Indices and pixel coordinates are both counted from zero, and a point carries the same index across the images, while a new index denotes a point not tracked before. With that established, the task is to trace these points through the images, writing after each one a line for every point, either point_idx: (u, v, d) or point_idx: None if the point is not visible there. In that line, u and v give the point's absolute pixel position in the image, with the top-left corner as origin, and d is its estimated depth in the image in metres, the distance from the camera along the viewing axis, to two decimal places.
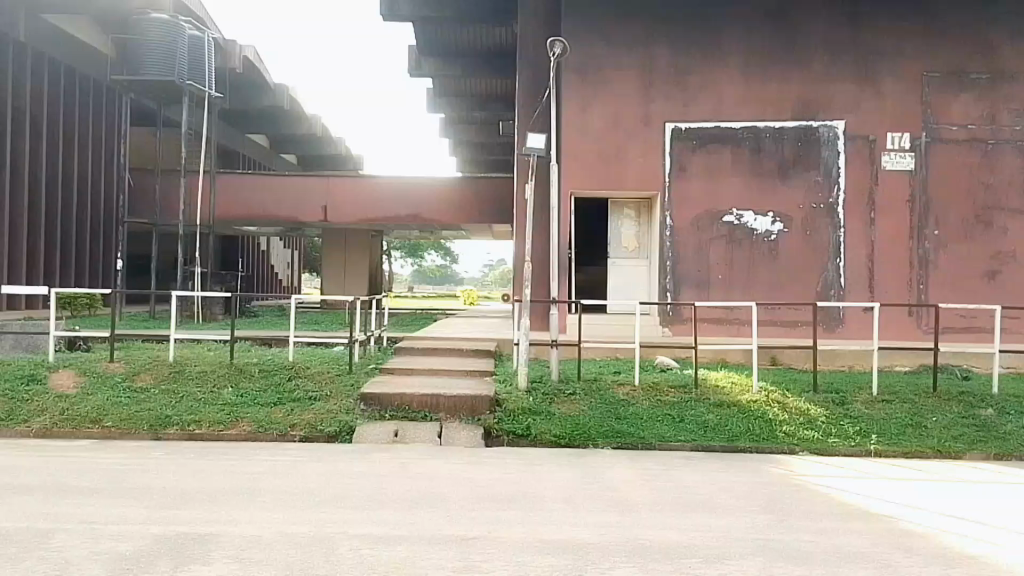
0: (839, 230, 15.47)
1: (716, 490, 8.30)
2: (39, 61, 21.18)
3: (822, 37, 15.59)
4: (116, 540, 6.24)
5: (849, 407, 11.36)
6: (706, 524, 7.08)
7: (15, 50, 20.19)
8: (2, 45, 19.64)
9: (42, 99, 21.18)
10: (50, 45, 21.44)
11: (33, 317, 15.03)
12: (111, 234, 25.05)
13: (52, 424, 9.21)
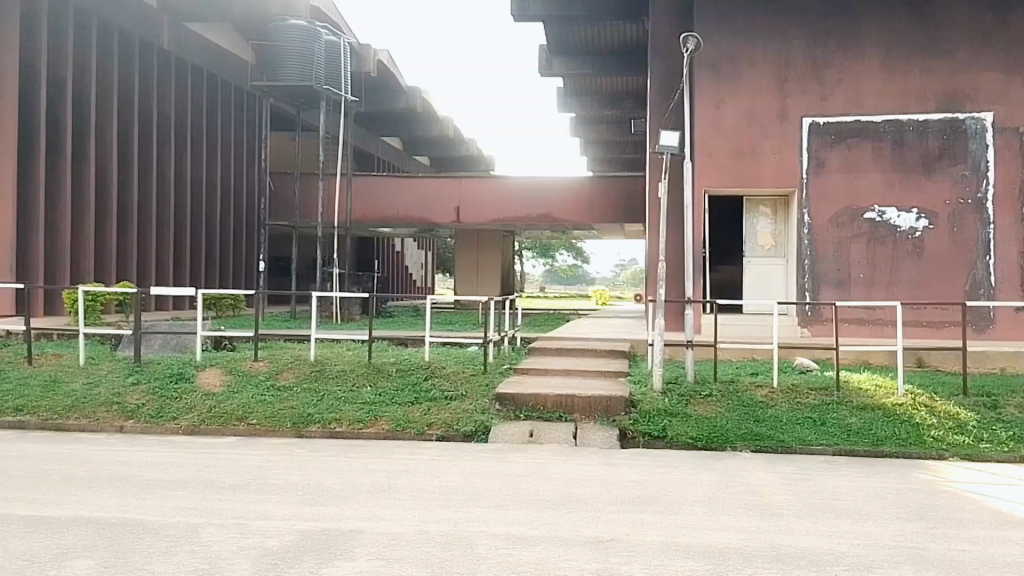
0: (988, 226, 14.12)
1: (864, 495, 7.54)
2: (184, 68, 22.46)
3: (967, 21, 14.31)
4: (263, 535, 6.25)
5: (1002, 411, 10.21)
6: (857, 530, 6.39)
7: (161, 58, 21.46)
8: (148, 53, 20.91)
9: (186, 104, 22.44)
10: (193, 53, 22.69)
11: (183, 317, 15.73)
12: (253, 237, 26.29)
13: (200, 421, 9.50)
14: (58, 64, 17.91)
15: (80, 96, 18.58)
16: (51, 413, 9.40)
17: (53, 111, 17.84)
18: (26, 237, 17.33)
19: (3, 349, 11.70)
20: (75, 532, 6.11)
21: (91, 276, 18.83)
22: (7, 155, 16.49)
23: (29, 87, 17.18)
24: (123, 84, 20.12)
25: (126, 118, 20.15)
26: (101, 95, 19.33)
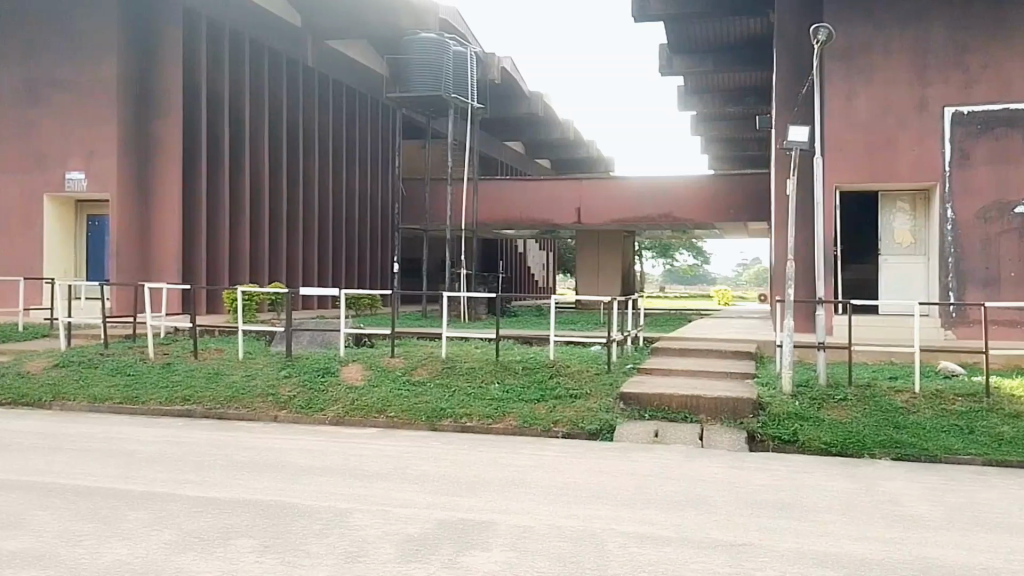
0: None
1: (1012, 509, 7.22)
2: (326, 82, 23.70)
3: None
4: (404, 522, 6.62)
5: None
6: (1004, 546, 6.16)
7: (306, 74, 22.72)
8: (295, 69, 22.20)
9: (328, 115, 23.67)
10: (333, 67, 23.93)
11: (326, 317, 15.99)
12: (387, 239, 27.41)
13: (344, 413, 10.09)
14: (217, 82, 19.27)
15: (236, 112, 19.92)
16: (214, 402, 10.23)
17: (213, 126, 19.22)
18: (190, 242, 18.73)
19: (173, 345, 12.78)
20: (237, 511, 6.61)
21: (246, 278, 20.13)
22: (176, 169, 17.88)
23: (193, 105, 18.58)
24: (274, 99, 21.43)
25: (275, 131, 21.43)
26: (254, 110, 20.64)
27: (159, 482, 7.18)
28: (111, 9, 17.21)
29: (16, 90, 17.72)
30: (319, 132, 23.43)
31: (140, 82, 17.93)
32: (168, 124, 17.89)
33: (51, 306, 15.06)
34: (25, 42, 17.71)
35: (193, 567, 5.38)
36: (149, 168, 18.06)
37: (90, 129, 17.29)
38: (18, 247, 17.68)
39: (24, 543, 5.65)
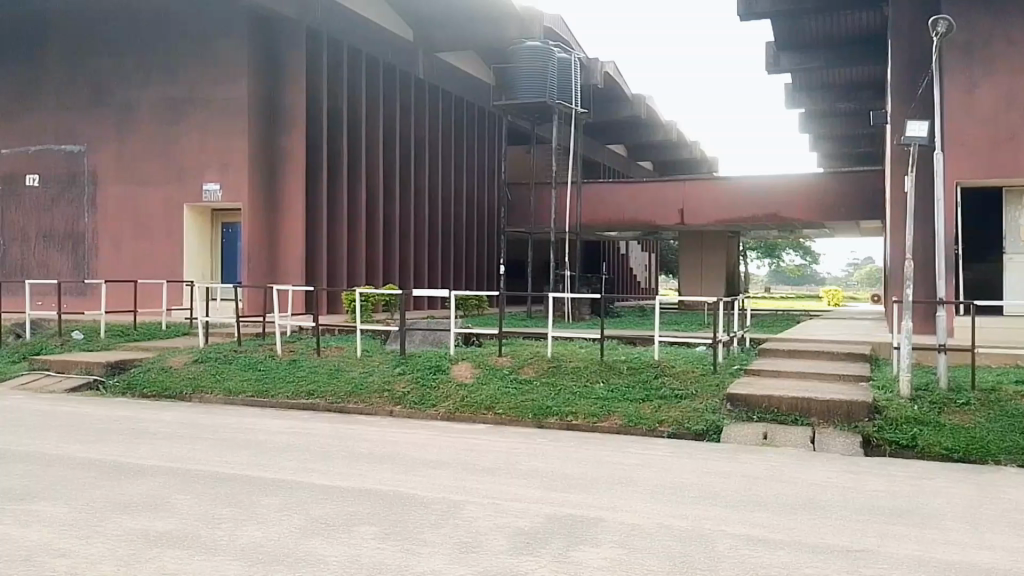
0: None
1: None
2: (435, 92, 24.41)
3: None
4: (515, 515, 6.77)
5: None
6: None
7: (416, 86, 23.47)
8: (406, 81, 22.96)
9: (437, 124, 24.39)
10: (441, 79, 24.65)
11: (434, 317, 16.53)
12: (493, 243, 27.95)
13: (455, 409, 10.45)
14: (337, 96, 20.14)
15: (354, 123, 20.76)
16: (335, 397, 10.78)
17: (333, 138, 20.10)
18: (313, 249, 19.63)
19: (297, 343, 13.46)
20: (358, 500, 6.91)
21: (363, 281, 20.92)
22: (298, 179, 18.79)
23: (314, 119, 19.48)
24: (387, 110, 22.18)
25: (390, 140, 22.21)
26: (370, 121, 21.46)
27: (288, 471, 7.62)
28: (243, 31, 18.27)
29: (157, 108, 18.96)
30: (429, 141, 24.14)
31: (268, 98, 18.94)
32: (293, 137, 18.85)
33: (190, 306, 16.01)
34: (165, 63, 18.94)
35: (320, 550, 5.63)
36: (275, 179, 19.05)
37: (223, 144, 18.37)
38: (158, 254, 18.88)
39: (170, 523, 6.07)
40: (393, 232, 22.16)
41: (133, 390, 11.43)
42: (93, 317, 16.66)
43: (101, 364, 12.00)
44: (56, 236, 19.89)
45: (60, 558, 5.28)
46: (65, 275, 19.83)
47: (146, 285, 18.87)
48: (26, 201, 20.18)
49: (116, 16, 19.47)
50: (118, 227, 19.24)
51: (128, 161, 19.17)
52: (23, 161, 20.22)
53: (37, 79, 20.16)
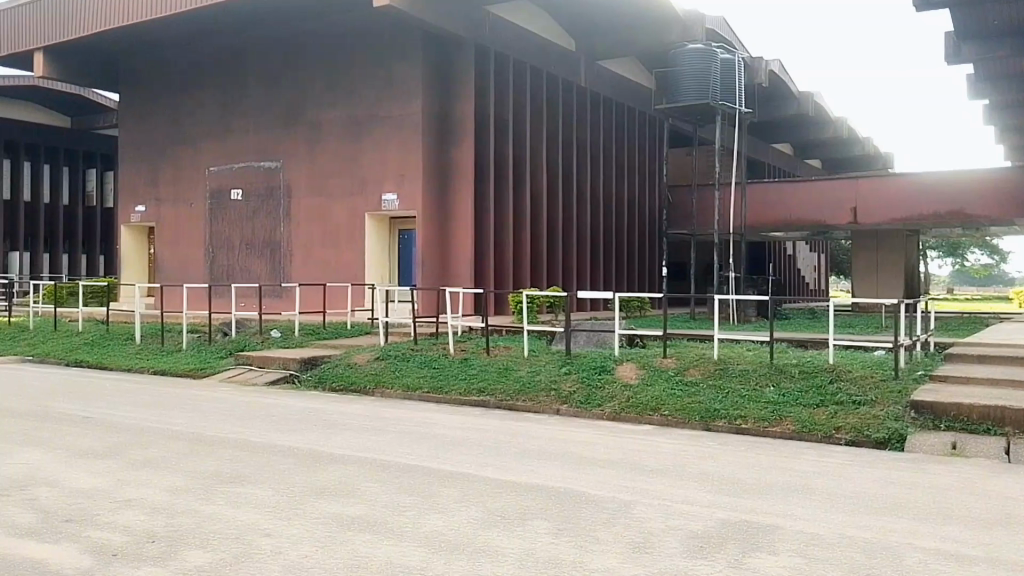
0: None
1: None
2: (598, 99, 24.65)
3: None
4: (688, 518, 6.68)
5: None
6: None
7: (579, 93, 23.79)
8: (569, 88, 23.30)
9: (599, 130, 24.61)
10: (604, 86, 24.84)
11: (598, 317, 18.04)
12: (655, 245, 27.90)
13: (621, 409, 10.50)
14: (504, 108, 20.74)
15: (520, 132, 21.28)
16: (505, 394, 11.11)
17: (500, 148, 20.70)
18: (483, 252, 20.28)
19: (468, 342, 13.99)
20: (530, 495, 7.09)
21: (528, 283, 21.40)
22: (468, 185, 19.53)
23: (482, 128, 20.13)
24: (550, 117, 22.59)
25: (554, 147, 22.60)
26: (534, 129, 21.94)
27: (464, 464, 7.95)
28: (417, 51, 19.21)
29: (343, 125, 20.23)
30: (591, 147, 24.40)
31: (440, 113, 19.80)
32: (463, 149, 19.61)
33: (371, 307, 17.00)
34: (349, 84, 20.19)
35: (498, 542, 5.82)
36: (447, 188, 19.86)
37: (401, 157, 19.33)
38: (344, 260, 20.14)
39: (360, 509, 6.49)
40: (557, 235, 22.52)
41: (323, 383, 12.26)
42: (288, 316, 18.05)
43: (296, 360, 12.97)
44: (256, 244, 21.63)
45: (266, 538, 5.78)
46: (264, 279, 21.51)
47: (334, 288, 20.16)
48: (231, 213, 22.06)
49: (305, 43, 20.99)
50: (310, 234, 20.68)
51: (318, 175, 20.58)
52: (229, 178, 22.12)
53: (240, 103, 22.03)
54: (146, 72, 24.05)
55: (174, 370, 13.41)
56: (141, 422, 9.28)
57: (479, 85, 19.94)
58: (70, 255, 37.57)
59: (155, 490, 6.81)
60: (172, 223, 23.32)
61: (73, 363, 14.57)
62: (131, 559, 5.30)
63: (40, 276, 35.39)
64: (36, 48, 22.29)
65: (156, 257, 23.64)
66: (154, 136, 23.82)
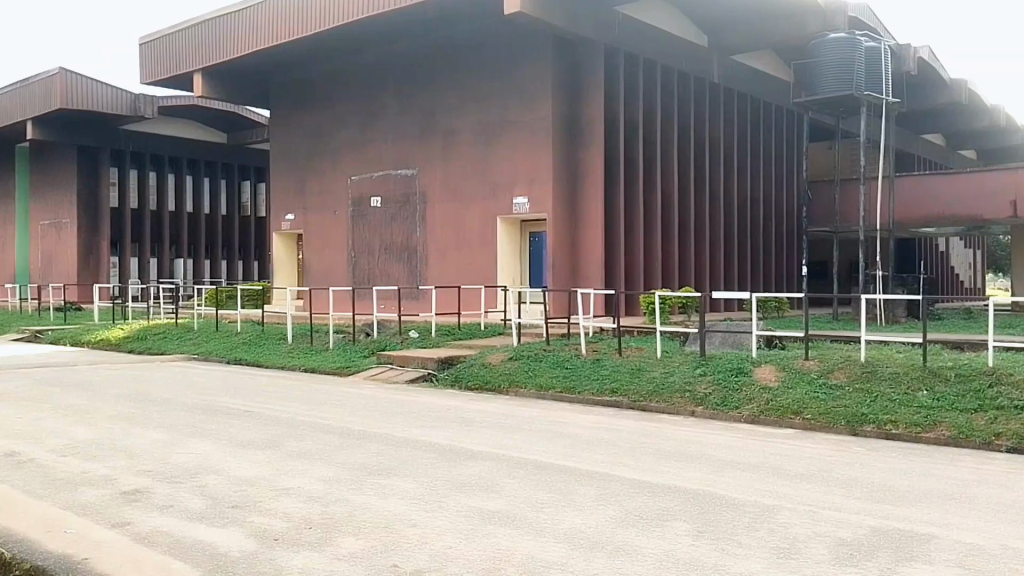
0: None
1: None
2: (730, 95, 24.22)
3: None
4: (835, 525, 6.42)
5: None
6: None
7: (711, 91, 23.39)
8: (701, 86, 22.97)
9: (732, 127, 24.16)
10: (737, 82, 24.26)
11: (734, 317, 18.28)
12: (793, 245, 27.17)
13: (760, 412, 10.22)
14: (633, 109, 20.65)
15: (650, 131, 21.15)
16: (639, 395, 11.06)
17: (629, 148, 20.61)
18: (613, 252, 20.27)
19: (600, 343, 14.00)
20: (668, 496, 7.03)
21: (660, 284, 21.21)
22: (597, 187, 19.59)
23: (611, 129, 20.12)
24: (681, 116, 22.29)
25: (685, 147, 22.30)
26: (664, 130, 21.72)
27: (599, 464, 7.99)
28: (546, 54, 19.40)
29: (475, 130, 20.71)
30: (724, 145, 23.96)
31: (570, 115, 19.94)
32: (593, 150, 19.65)
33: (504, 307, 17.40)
34: (481, 91, 20.65)
35: (637, 542, 5.81)
36: (577, 190, 19.97)
37: (532, 160, 19.57)
38: (477, 262, 20.59)
39: (499, 504, 6.65)
40: (689, 235, 22.18)
41: (459, 381, 12.59)
42: (425, 317, 18.63)
43: (433, 360, 13.38)
44: (395, 248, 22.47)
45: (413, 527, 6.03)
46: (403, 282, 22.31)
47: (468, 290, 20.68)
48: (371, 220, 23.02)
49: (440, 53, 21.63)
50: (444, 237, 21.28)
51: (452, 180, 21.15)
52: (369, 186, 23.09)
53: (378, 113, 22.96)
54: (293, 89, 25.46)
55: (323, 368, 14.14)
56: (295, 416, 9.86)
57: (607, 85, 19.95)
58: (229, 262, 40.23)
59: (310, 480, 7.22)
60: (318, 230, 24.56)
61: (232, 361, 15.63)
62: (290, 544, 5.66)
63: (202, 282, 38.11)
64: (196, 71, 24.05)
65: (304, 263, 24.99)
66: (301, 149, 25.20)
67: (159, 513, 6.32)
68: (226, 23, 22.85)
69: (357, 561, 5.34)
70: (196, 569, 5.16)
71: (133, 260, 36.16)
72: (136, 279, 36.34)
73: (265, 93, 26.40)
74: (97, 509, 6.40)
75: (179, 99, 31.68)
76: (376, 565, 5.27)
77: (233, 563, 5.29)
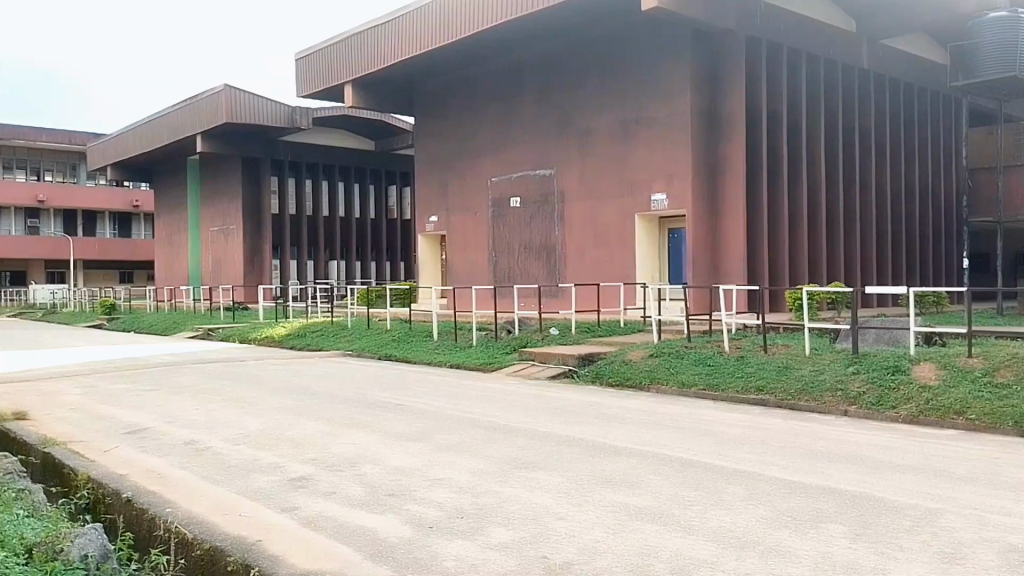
0: None
1: None
2: (881, 83, 23.15)
3: None
4: (1005, 530, 6.02)
5: None
6: None
7: (861, 78, 22.42)
8: (849, 75, 22.04)
9: (884, 116, 23.09)
10: (891, 69, 23.09)
11: (893, 318, 14.26)
12: (951, 238, 25.70)
13: (918, 412, 9.70)
14: (777, 101, 20.05)
15: (794, 122, 20.49)
16: (786, 394, 10.76)
17: (772, 141, 20.03)
18: (756, 247, 19.76)
19: (745, 340, 13.68)
20: (821, 497, 6.81)
21: (806, 280, 20.52)
22: (738, 181, 19.13)
23: (754, 121, 19.61)
24: (827, 105, 21.46)
25: (832, 138, 21.48)
26: (810, 121, 20.97)
27: (747, 462, 7.85)
28: (686, 48, 19.10)
29: (613, 127, 20.67)
30: (875, 136, 22.92)
31: (709, 109, 19.58)
32: (734, 144, 19.19)
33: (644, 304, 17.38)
34: (618, 88, 20.59)
35: (790, 542, 5.68)
36: (718, 185, 19.57)
37: (670, 157, 19.33)
38: (615, 260, 20.56)
39: (646, 500, 6.66)
40: (838, 228, 21.33)
41: (601, 378, 12.66)
42: (566, 315, 18.86)
43: (574, 356, 13.49)
44: (535, 248, 22.79)
45: (560, 521, 6.13)
46: (543, 281, 22.60)
47: (607, 288, 20.71)
48: (511, 220, 23.44)
49: (577, 52, 21.71)
50: (582, 236, 21.39)
51: (589, 179, 21.20)
52: (509, 187, 23.51)
53: (517, 115, 23.32)
54: (436, 95, 26.28)
55: (468, 364, 14.56)
56: (444, 410, 10.23)
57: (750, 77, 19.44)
58: (378, 263, 41.96)
59: (460, 471, 7.49)
60: (460, 231, 25.24)
61: (382, 357, 16.36)
62: (445, 532, 5.90)
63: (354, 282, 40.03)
64: (348, 82, 25.16)
65: (448, 263, 25.77)
66: (443, 153, 25.97)
67: (323, 499, 6.73)
68: (375, 35, 23.89)
69: (509, 551, 5.50)
70: (358, 553, 5.46)
71: (292, 262, 38.32)
72: (295, 279, 38.48)
73: (409, 100, 27.37)
74: (267, 494, 6.89)
75: (330, 110, 33.32)
76: (526, 555, 5.41)
77: (392, 548, 5.56)
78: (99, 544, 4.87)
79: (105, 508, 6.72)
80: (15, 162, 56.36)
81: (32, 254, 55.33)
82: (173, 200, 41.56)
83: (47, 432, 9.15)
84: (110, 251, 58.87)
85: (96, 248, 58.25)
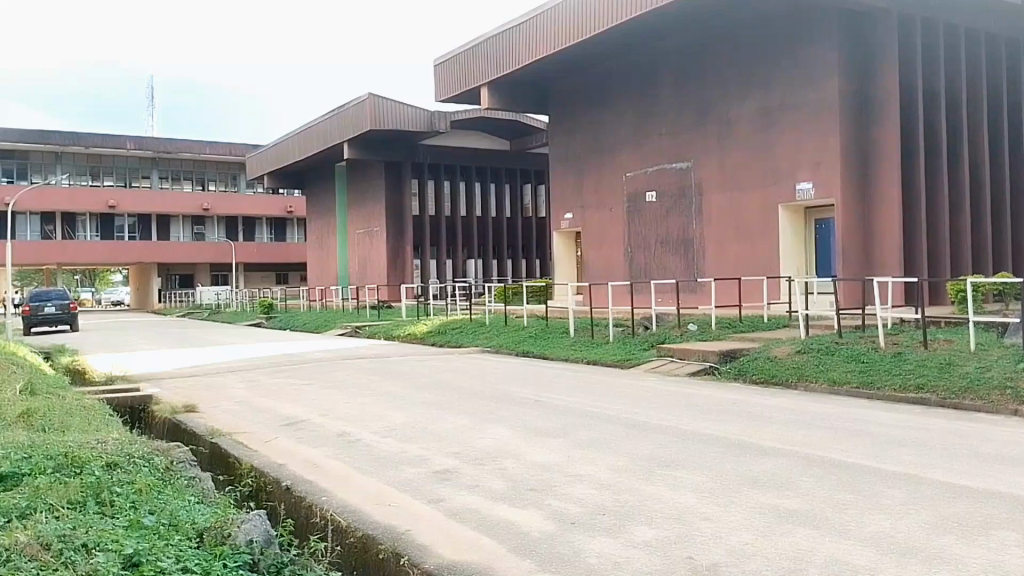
0: None
1: None
2: None
3: None
4: None
5: None
6: None
7: None
8: (1015, 48, 20.51)
9: None
10: None
11: None
12: None
13: None
14: (933, 79, 18.84)
15: (953, 101, 19.23)
16: (950, 392, 10.07)
17: (930, 122, 18.82)
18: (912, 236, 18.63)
19: (902, 336, 12.86)
20: (992, 503, 6.30)
21: (967, 270, 19.16)
22: (892, 167, 18.12)
23: (909, 101, 18.51)
24: (990, 80, 20.10)
25: (996, 116, 20.06)
26: (971, 99, 19.61)
27: (906, 464, 7.42)
28: (832, 30, 18.24)
29: (754, 116, 20.03)
30: None
31: (860, 92, 18.64)
32: (888, 129, 18.20)
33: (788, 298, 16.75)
34: (760, 76, 19.95)
35: (958, 549, 5.31)
36: (869, 171, 18.60)
37: (815, 144, 18.53)
38: (758, 251, 19.88)
39: (798, 503, 6.40)
40: (1003, 212, 19.89)
41: (744, 375, 12.32)
42: (705, 310, 18.53)
43: (715, 352, 13.19)
44: (672, 242, 22.43)
45: (706, 521, 6.00)
46: (681, 275, 22.22)
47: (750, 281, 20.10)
48: (648, 214, 23.17)
49: (715, 41, 21.16)
50: (722, 228, 20.85)
51: (729, 171, 20.63)
52: (646, 181, 23.25)
53: (654, 109, 23.01)
54: (570, 93, 26.38)
55: (606, 361, 14.53)
56: (584, 407, 10.24)
57: (904, 58, 18.37)
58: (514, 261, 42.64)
59: (602, 468, 7.48)
60: (596, 228, 25.19)
61: (520, 353, 16.63)
62: (587, 529, 5.90)
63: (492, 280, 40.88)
64: (481, 85, 25.73)
65: (584, 260, 25.79)
66: (578, 150, 26.01)
67: (468, 492, 6.91)
68: (509, 37, 24.28)
69: (653, 550, 5.44)
70: (504, 546, 5.57)
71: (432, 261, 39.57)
72: (435, 278, 39.73)
73: (543, 99, 27.58)
74: (415, 486, 7.13)
75: (468, 112, 34.05)
76: (671, 555, 5.34)
77: (536, 543, 5.63)
78: (262, 530, 5.14)
79: (266, 496, 7.16)
80: (183, 173, 61.00)
81: (199, 259, 59.80)
82: (322, 205, 43.77)
83: (213, 423, 9.87)
84: (267, 255, 62.86)
85: (255, 252, 62.30)
